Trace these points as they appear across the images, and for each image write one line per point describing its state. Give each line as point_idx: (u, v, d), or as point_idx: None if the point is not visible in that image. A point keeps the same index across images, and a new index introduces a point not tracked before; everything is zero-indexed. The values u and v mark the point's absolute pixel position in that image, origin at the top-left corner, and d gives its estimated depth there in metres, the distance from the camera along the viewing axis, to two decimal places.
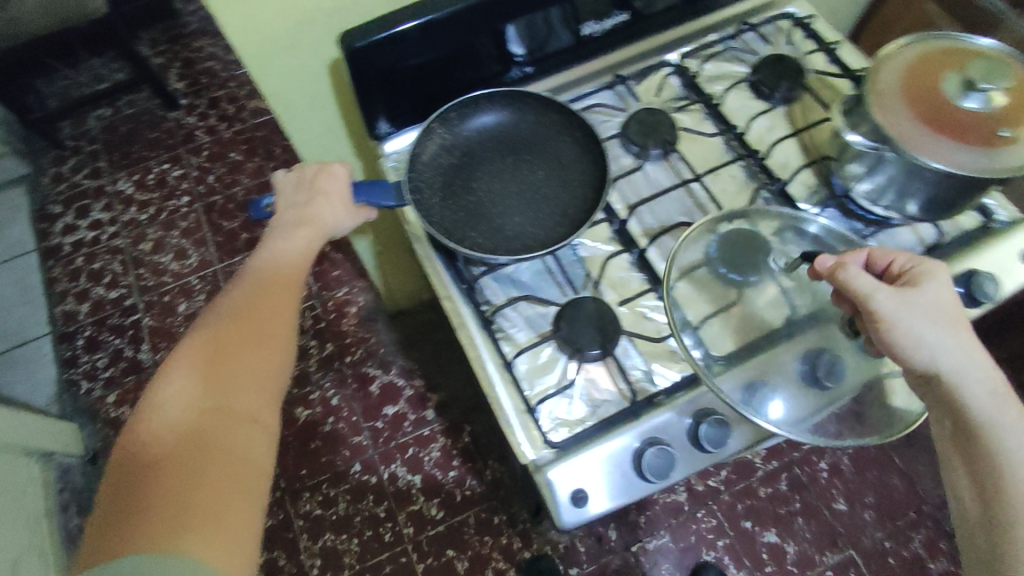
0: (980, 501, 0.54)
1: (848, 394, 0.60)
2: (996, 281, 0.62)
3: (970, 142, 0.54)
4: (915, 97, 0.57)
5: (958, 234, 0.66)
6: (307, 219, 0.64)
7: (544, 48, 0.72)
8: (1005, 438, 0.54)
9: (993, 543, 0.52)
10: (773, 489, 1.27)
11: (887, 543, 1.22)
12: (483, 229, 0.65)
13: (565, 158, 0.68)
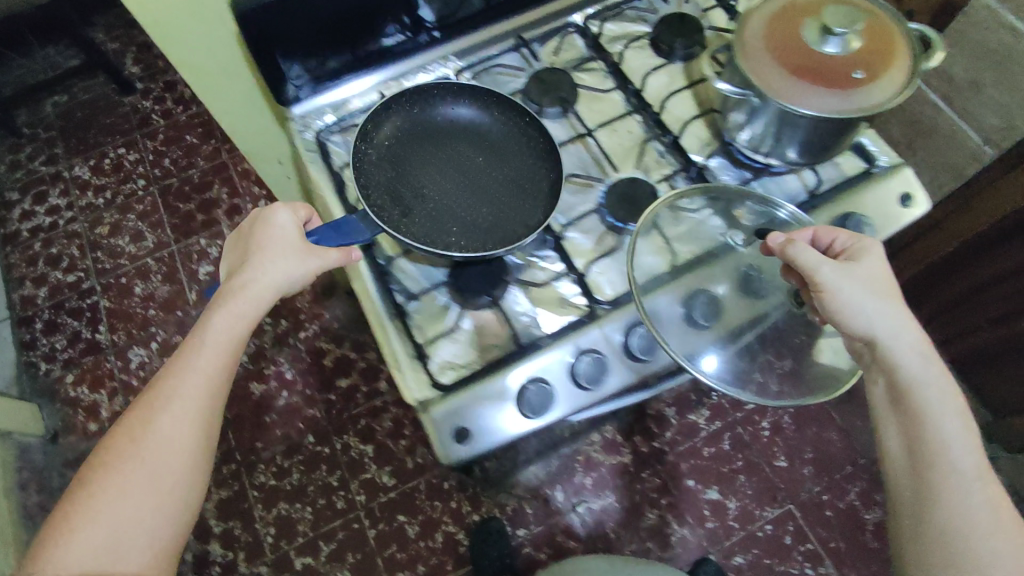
0: (906, 453, 0.58)
1: (725, 334, 0.63)
2: (871, 223, 0.65)
3: (831, 86, 0.55)
4: (778, 44, 0.57)
5: (841, 178, 0.68)
6: (244, 301, 0.59)
7: (457, 14, 0.75)
8: (929, 397, 0.57)
9: (917, 491, 0.57)
10: (716, 449, 1.31)
11: (823, 496, 1.27)
12: (458, 227, 0.64)
13: (498, 139, 0.69)
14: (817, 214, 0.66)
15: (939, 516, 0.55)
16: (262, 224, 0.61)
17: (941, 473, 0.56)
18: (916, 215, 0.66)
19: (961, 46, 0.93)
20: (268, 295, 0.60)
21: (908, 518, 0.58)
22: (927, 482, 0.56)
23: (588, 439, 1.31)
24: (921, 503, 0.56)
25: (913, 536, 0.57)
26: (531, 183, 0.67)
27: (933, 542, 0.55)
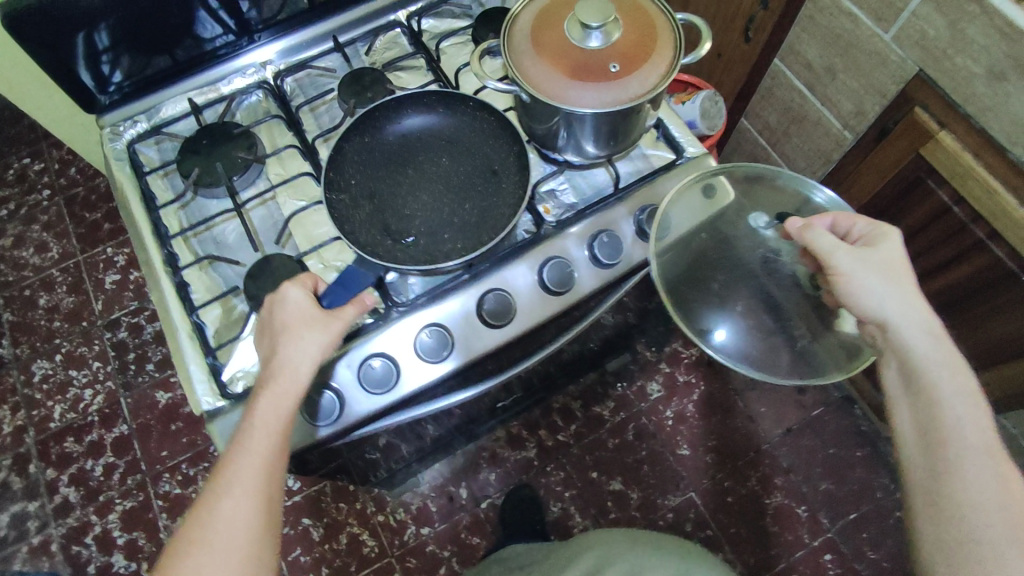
0: (916, 432, 0.57)
1: (517, 331, 0.62)
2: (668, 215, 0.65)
3: (588, 79, 0.55)
4: (542, 44, 0.56)
5: (639, 172, 0.69)
6: (289, 370, 0.53)
7: (278, 15, 0.74)
8: (936, 373, 0.57)
9: (929, 465, 0.56)
10: (619, 440, 1.31)
11: (726, 483, 1.28)
12: (451, 235, 0.61)
13: (453, 134, 0.65)
14: (618, 207, 0.66)
15: (949, 490, 0.54)
16: (274, 298, 0.56)
17: (951, 447, 0.55)
18: (725, 196, 0.67)
19: (813, 32, 0.97)
20: (303, 373, 0.53)
21: (921, 496, 0.56)
22: (938, 455, 0.55)
23: (493, 435, 1.32)
24: (932, 477, 0.55)
25: (926, 516, 0.55)
26: (478, 169, 0.64)
27: (944, 514, 0.54)
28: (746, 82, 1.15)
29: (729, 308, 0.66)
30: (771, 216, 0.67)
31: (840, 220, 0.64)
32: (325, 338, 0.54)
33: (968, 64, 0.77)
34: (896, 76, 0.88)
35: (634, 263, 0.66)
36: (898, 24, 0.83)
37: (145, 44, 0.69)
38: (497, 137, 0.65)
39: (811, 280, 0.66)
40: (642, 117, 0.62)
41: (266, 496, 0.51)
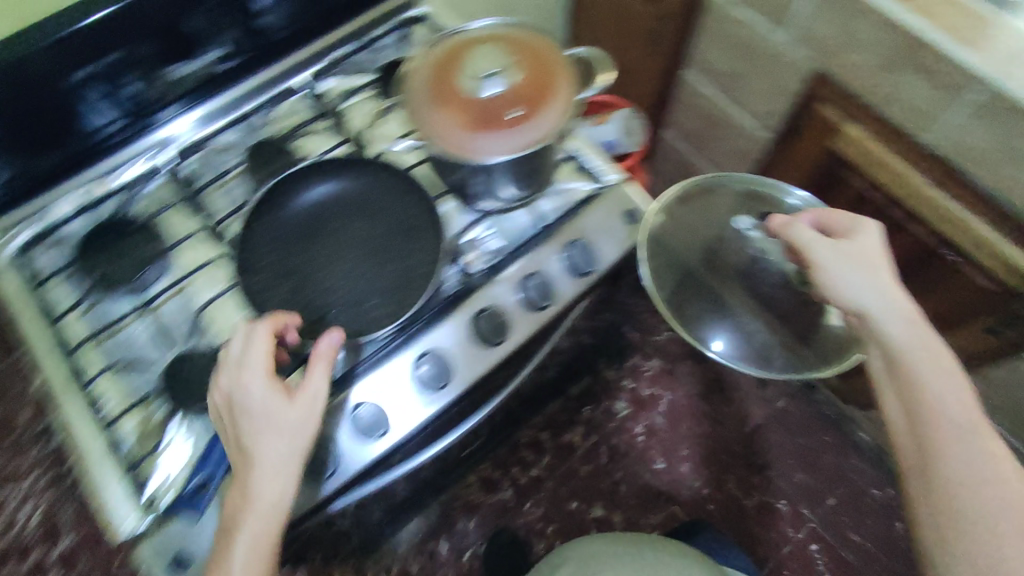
0: (906, 420, 0.59)
1: (458, 389, 0.60)
2: (594, 250, 0.65)
3: (496, 127, 0.54)
4: (440, 99, 0.56)
5: (563, 204, 0.66)
6: (264, 478, 0.49)
7: (169, 95, 0.71)
8: (916, 364, 0.59)
9: (920, 454, 0.57)
10: (593, 464, 1.30)
11: (705, 491, 1.27)
12: (377, 303, 0.59)
13: (366, 198, 0.63)
14: (544, 245, 0.64)
15: (939, 480, 0.55)
16: (233, 395, 0.51)
17: (936, 432, 0.56)
18: (646, 223, 0.68)
19: (715, 40, 0.99)
20: (277, 468, 0.50)
21: (916, 489, 0.57)
22: (925, 445, 0.57)
23: (465, 482, 1.28)
24: (922, 468, 0.57)
25: (922, 508, 0.56)
26: (396, 229, 0.61)
27: (941, 497, 0.55)
28: (659, 95, 1.17)
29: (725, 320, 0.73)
30: (754, 217, 0.75)
31: (823, 217, 0.68)
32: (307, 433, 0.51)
33: (861, 57, 0.80)
34: (796, 75, 0.90)
35: (565, 302, 0.64)
36: (791, 24, 0.85)
37: (31, 140, 0.64)
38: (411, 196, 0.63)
39: (799, 277, 0.72)
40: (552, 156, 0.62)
41: None
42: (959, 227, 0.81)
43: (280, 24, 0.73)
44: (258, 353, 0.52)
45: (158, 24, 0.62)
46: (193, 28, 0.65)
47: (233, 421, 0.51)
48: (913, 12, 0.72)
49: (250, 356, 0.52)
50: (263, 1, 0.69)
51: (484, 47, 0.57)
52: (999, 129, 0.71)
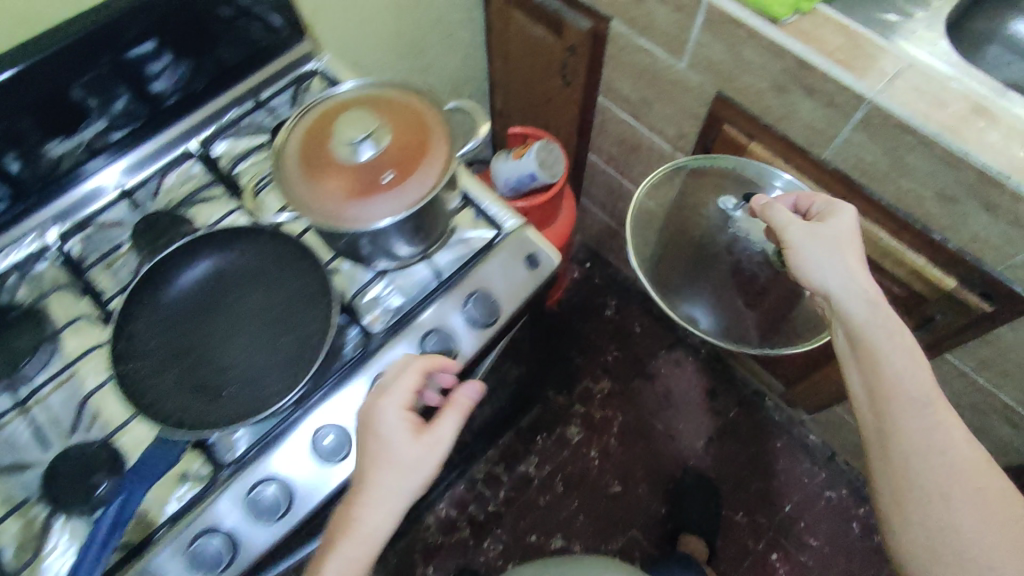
0: (866, 393, 0.61)
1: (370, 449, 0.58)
2: (494, 300, 0.64)
3: (378, 191, 0.53)
4: (314, 170, 0.54)
5: (459, 258, 0.66)
6: (380, 504, 0.53)
7: (55, 173, 0.68)
8: (878, 342, 0.61)
9: (879, 423, 0.60)
10: (551, 494, 1.29)
11: (664, 510, 1.27)
12: (271, 376, 0.56)
13: (256, 267, 0.61)
14: (447, 298, 0.64)
15: (904, 460, 0.58)
16: (373, 420, 0.55)
17: (893, 405, 0.59)
18: (547, 266, 0.67)
19: (622, 68, 1.00)
20: (397, 496, 0.54)
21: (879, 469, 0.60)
22: (887, 427, 0.59)
23: (422, 526, 1.25)
24: (885, 448, 0.59)
25: (886, 486, 0.59)
26: (288, 295, 0.60)
27: (897, 464, 0.58)
28: (579, 123, 1.18)
29: (702, 300, 0.89)
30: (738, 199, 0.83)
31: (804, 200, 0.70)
32: (425, 471, 0.55)
33: (753, 80, 0.81)
34: (699, 99, 0.91)
35: (470, 357, 0.63)
36: (688, 51, 0.86)
37: None
38: (300, 259, 0.61)
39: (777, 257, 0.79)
40: (442, 206, 0.62)
41: None
42: (864, 237, 0.83)
43: (171, 89, 0.73)
44: (406, 383, 0.56)
45: (39, 97, 0.62)
46: (75, 99, 0.65)
47: (368, 445, 0.55)
48: (794, 38, 0.74)
49: (396, 383, 0.56)
50: (157, 65, 0.70)
51: (351, 111, 0.55)
52: (888, 144, 0.73)
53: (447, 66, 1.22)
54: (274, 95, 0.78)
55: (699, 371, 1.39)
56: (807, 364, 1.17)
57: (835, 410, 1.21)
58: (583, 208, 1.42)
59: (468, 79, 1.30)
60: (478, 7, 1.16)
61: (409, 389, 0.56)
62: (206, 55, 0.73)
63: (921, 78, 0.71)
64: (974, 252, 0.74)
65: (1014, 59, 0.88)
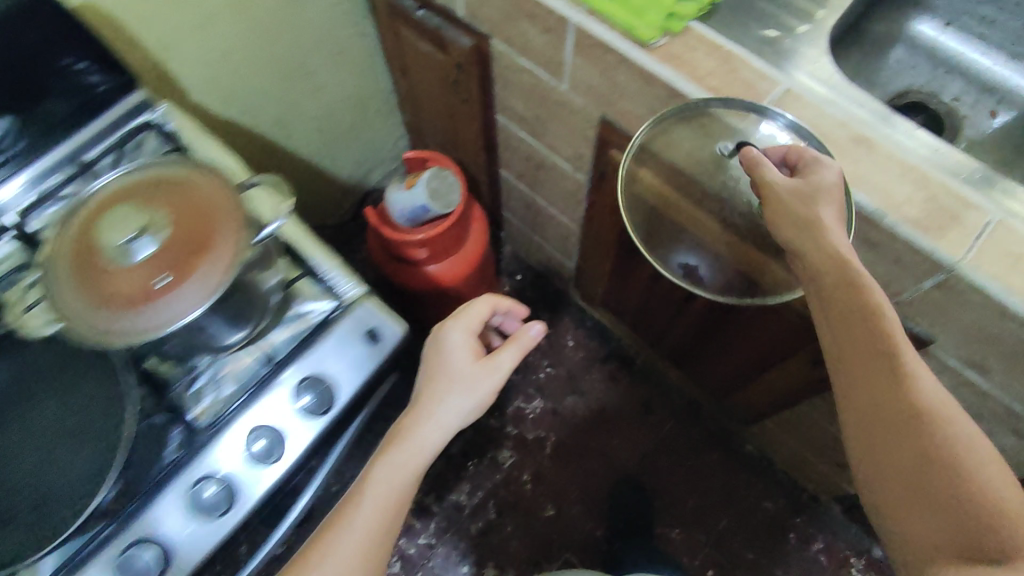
0: (845, 347, 0.53)
1: (231, 524, 0.56)
2: (327, 385, 0.60)
3: (160, 294, 0.48)
4: (85, 277, 0.48)
5: (292, 337, 0.62)
6: (447, 410, 0.69)
7: None
8: (874, 302, 0.51)
9: (855, 368, 0.52)
10: (483, 522, 1.25)
11: (599, 531, 1.25)
12: (62, 497, 0.51)
13: (55, 369, 0.56)
14: (277, 386, 0.60)
15: (914, 452, 0.49)
16: (444, 338, 0.73)
17: (868, 355, 0.51)
18: (390, 345, 0.63)
19: (511, 88, 0.92)
20: (461, 400, 0.69)
21: (884, 467, 0.50)
22: (896, 414, 0.50)
23: None
24: (890, 438, 0.50)
25: (899, 488, 0.49)
26: (88, 401, 0.55)
27: (872, 409, 0.51)
28: (483, 141, 1.10)
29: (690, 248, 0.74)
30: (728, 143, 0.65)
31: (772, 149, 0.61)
32: (485, 384, 0.71)
33: (631, 106, 0.75)
34: (586, 122, 0.84)
35: (302, 450, 0.59)
36: (567, 74, 0.79)
37: None
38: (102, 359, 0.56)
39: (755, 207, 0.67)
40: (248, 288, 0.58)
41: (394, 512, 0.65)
42: None
43: None
44: (474, 315, 0.74)
45: None
46: None
47: (435, 360, 0.72)
48: (664, 64, 0.67)
49: (469, 312, 0.74)
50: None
51: (123, 208, 0.50)
52: None
53: (343, 84, 1.14)
54: (103, 155, 0.70)
55: (634, 384, 1.35)
56: (737, 379, 1.11)
57: (767, 424, 1.17)
58: (507, 221, 1.36)
59: (372, 94, 1.22)
60: (367, 20, 1.07)
61: (478, 318, 0.74)
62: (30, 111, 0.66)
63: (798, 104, 0.65)
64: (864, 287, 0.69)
65: (920, 60, 0.81)
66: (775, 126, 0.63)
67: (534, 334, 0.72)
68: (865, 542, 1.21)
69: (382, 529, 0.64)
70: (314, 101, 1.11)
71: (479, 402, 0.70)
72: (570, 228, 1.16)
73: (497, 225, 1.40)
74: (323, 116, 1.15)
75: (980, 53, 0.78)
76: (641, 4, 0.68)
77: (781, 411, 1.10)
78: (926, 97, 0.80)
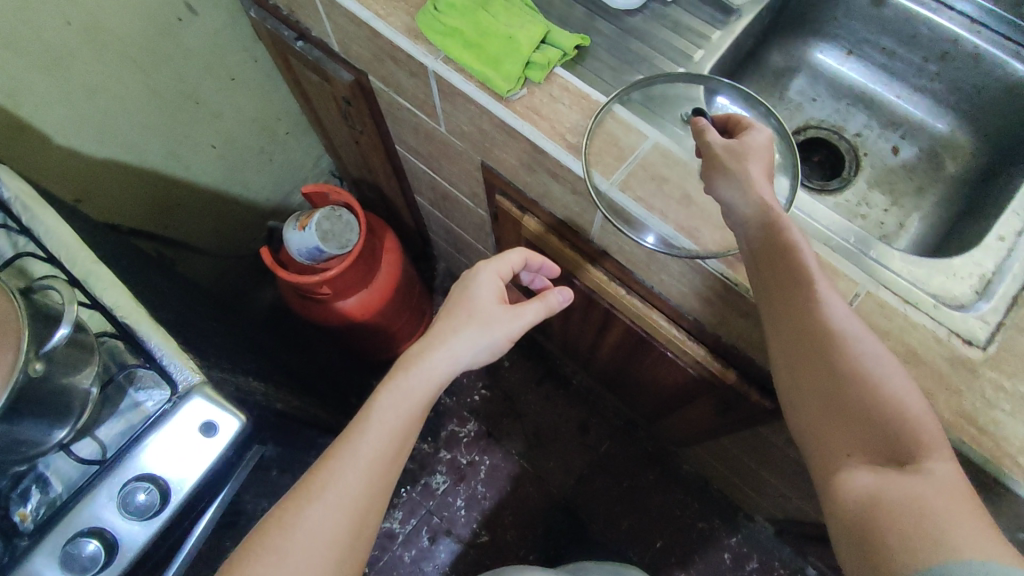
0: (771, 280, 0.48)
1: None
2: (156, 484, 0.57)
3: None
4: None
5: (124, 428, 0.60)
6: (468, 340, 0.63)
7: None
8: (788, 235, 0.48)
9: (779, 297, 0.48)
10: (415, 549, 1.24)
11: (534, 556, 1.23)
12: None
13: None
14: (101, 488, 0.56)
15: (830, 377, 0.45)
16: (474, 274, 0.68)
17: (793, 288, 0.47)
18: (228, 431, 0.59)
19: (399, 123, 0.87)
20: (480, 336, 0.63)
21: (807, 391, 0.46)
22: (808, 342, 0.46)
23: None
24: (809, 356, 0.46)
25: (814, 407, 0.46)
26: None
27: (794, 335, 0.47)
28: (390, 168, 1.05)
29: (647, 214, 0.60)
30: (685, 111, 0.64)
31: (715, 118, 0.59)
32: (505, 330, 0.65)
33: (502, 155, 0.70)
34: (470, 164, 0.79)
35: (130, 555, 0.55)
36: (441, 116, 0.74)
37: None
38: None
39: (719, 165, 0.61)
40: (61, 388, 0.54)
41: (398, 439, 0.59)
42: (643, 320, 0.74)
43: None
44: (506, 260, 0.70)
45: None
46: None
47: (460, 297, 0.67)
48: (522, 118, 0.61)
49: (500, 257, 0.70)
50: None
51: None
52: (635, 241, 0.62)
53: (243, 110, 1.08)
54: None
55: (570, 403, 1.33)
56: (661, 409, 1.07)
57: (696, 448, 1.14)
58: (434, 241, 1.31)
59: (279, 116, 1.16)
60: (259, 44, 1.02)
61: (512, 264, 0.70)
62: None
63: (669, 164, 0.60)
64: (748, 353, 0.65)
65: (822, 91, 0.77)
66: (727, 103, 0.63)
67: (561, 298, 0.69)
68: (799, 561, 1.20)
69: (384, 461, 0.58)
70: (211, 130, 1.05)
71: (495, 345, 0.65)
72: (487, 255, 1.11)
73: (426, 244, 1.35)
74: (224, 144, 1.09)
75: (883, 84, 0.75)
76: (497, 53, 0.62)
77: (705, 442, 1.06)
78: (826, 134, 0.76)
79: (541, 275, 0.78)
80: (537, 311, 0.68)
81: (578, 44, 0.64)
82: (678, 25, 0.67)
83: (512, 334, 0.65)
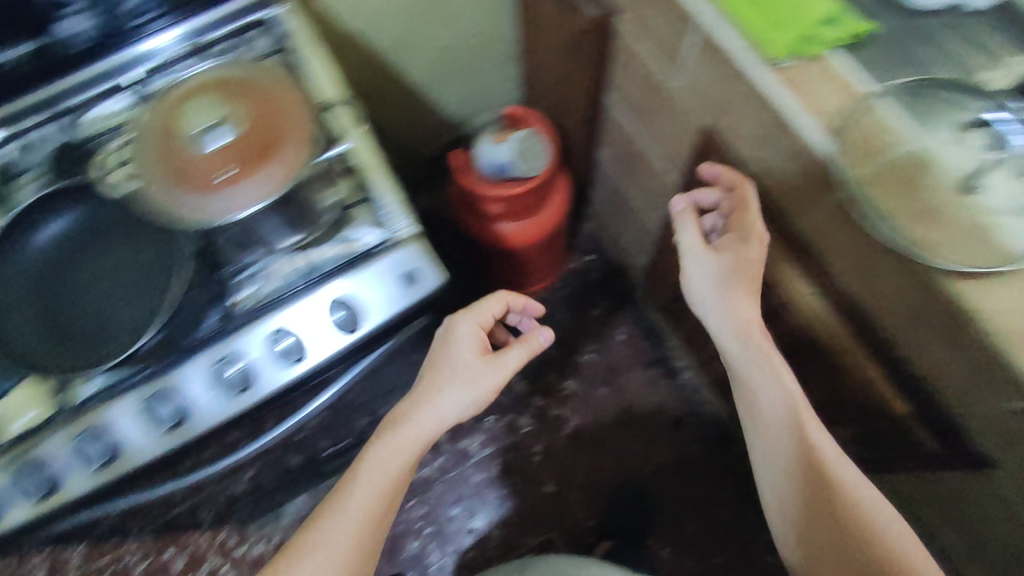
0: (777, 427, 0.66)
1: (246, 405, 0.60)
2: (356, 309, 0.63)
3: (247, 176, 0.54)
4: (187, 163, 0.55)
5: (336, 255, 0.65)
6: (461, 387, 0.65)
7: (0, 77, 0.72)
8: (788, 388, 0.66)
9: (777, 441, 0.66)
10: (485, 475, 1.29)
11: (591, 523, 1.25)
12: (120, 335, 0.60)
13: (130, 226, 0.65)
14: (311, 295, 0.62)
15: (835, 512, 0.62)
16: (454, 326, 0.69)
17: (797, 434, 0.64)
18: (425, 285, 0.64)
19: (627, 68, 0.88)
20: (463, 392, 0.65)
21: (818, 523, 0.63)
22: (816, 479, 0.63)
23: None
24: (817, 496, 0.63)
25: (823, 537, 0.63)
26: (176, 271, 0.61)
27: (805, 472, 0.64)
28: (589, 113, 1.07)
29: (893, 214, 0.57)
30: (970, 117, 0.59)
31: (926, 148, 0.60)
32: (486, 381, 0.66)
33: (736, 121, 0.70)
34: (689, 126, 0.80)
35: (319, 361, 0.61)
36: (683, 69, 0.74)
37: None
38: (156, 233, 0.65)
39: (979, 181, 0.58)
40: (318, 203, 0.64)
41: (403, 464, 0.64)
42: (822, 324, 0.74)
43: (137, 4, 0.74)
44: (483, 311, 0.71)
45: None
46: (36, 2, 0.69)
47: (442, 348, 0.68)
48: (782, 86, 0.61)
49: (478, 308, 0.71)
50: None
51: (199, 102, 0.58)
52: (857, 238, 0.61)
53: (471, 23, 1.14)
54: (211, 46, 0.76)
55: (671, 396, 1.33)
56: None
57: None
58: (594, 199, 1.33)
59: (497, 39, 1.21)
60: None
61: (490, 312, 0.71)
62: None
63: (920, 173, 0.59)
64: (935, 387, 0.62)
65: None
66: (1006, 121, 0.59)
67: (543, 340, 0.68)
68: None
69: (394, 479, 0.63)
70: (438, 33, 1.12)
71: (480, 397, 0.66)
72: (649, 225, 1.12)
73: (583, 200, 1.37)
74: (443, 49, 1.16)
75: None
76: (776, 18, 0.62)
77: None
78: None
79: (528, 315, 0.80)
80: (519, 357, 0.68)
81: (859, 31, 0.63)
82: (970, 39, 0.63)
83: (495, 386, 0.66)
